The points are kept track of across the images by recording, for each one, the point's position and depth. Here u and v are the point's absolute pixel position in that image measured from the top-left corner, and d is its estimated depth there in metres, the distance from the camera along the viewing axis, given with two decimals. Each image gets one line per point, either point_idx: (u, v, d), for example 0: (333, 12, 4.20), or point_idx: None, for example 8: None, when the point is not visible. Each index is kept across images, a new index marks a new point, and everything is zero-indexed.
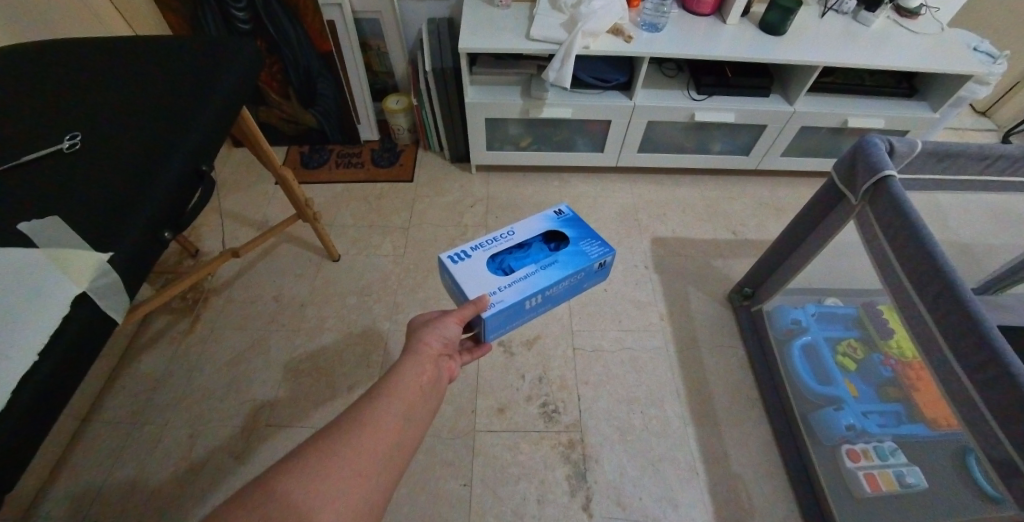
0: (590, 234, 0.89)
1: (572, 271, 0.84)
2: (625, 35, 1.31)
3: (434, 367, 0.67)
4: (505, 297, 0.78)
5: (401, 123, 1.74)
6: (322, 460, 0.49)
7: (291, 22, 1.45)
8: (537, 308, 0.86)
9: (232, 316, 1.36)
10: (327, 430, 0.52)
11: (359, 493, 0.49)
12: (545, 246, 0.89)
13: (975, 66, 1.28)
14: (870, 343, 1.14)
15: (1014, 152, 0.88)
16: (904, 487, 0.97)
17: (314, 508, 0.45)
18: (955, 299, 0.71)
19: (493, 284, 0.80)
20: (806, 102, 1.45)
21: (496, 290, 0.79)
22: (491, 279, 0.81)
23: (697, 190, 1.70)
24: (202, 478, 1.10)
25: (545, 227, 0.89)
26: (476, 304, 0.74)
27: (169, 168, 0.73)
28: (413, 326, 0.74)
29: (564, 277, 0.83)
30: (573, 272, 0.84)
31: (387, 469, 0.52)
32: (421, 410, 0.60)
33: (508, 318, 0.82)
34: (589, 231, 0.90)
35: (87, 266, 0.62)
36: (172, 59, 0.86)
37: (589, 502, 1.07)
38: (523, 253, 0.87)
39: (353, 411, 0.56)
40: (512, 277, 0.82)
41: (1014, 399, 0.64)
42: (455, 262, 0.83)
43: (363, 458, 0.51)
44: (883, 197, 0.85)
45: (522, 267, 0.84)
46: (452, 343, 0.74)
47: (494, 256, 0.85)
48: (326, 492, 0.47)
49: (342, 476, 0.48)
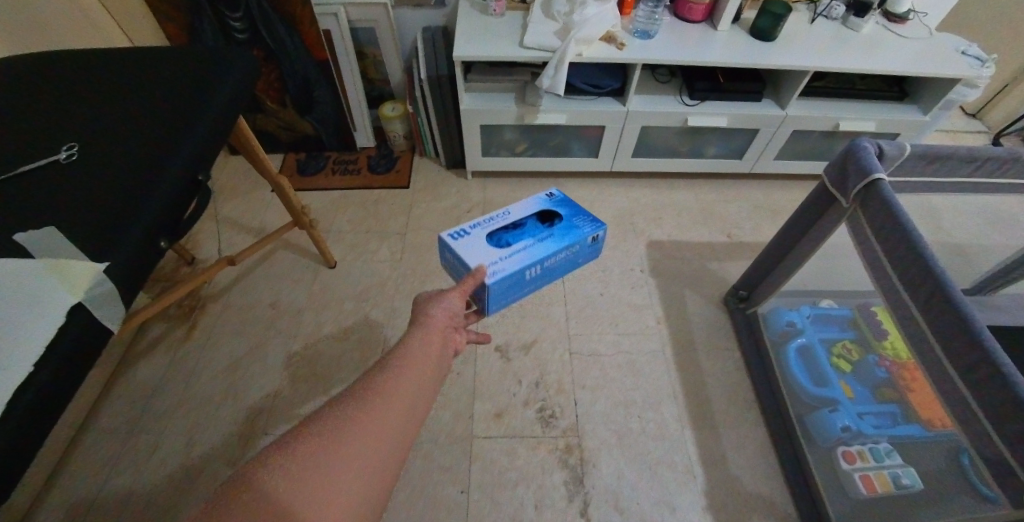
0: (583, 212, 0.90)
1: (567, 245, 0.84)
2: (617, 42, 1.32)
3: (443, 339, 0.66)
4: (502, 268, 0.79)
5: (397, 130, 1.75)
6: (340, 424, 0.47)
7: (288, 32, 1.47)
8: (536, 281, 0.87)
9: (229, 322, 1.36)
10: (340, 397, 0.51)
11: (377, 458, 0.47)
12: (540, 224, 0.88)
13: (964, 70, 1.30)
14: (866, 345, 1.15)
15: (1001, 154, 0.89)
16: (900, 488, 0.97)
17: (334, 473, 0.44)
18: (946, 299, 0.72)
19: (491, 257, 0.81)
20: (797, 106, 1.47)
21: (494, 263, 0.80)
22: (489, 253, 0.82)
23: (692, 194, 1.71)
24: (197, 487, 1.10)
25: (538, 207, 0.89)
26: (475, 274, 0.75)
27: (166, 176, 0.73)
28: (418, 300, 0.73)
29: (559, 250, 0.83)
30: (568, 246, 0.85)
31: (402, 436, 0.51)
32: (432, 379, 0.59)
33: (507, 290, 0.82)
34: (582, 209, 0.90)
35: (84, 277, 0.62)
36: (169, 70, 0.87)
37: (587, 507, 1.07)
38: (519, 228, 0.87)
39: (364, 377, 0.54)
40: (510, 248, 0.83)
41: (1005, 398, 0.64)
42: (456, 241, 0.83)
43: (380, 423, 0.49)
44: (874, 200, 0.86)
45: (518, 242, 0.84)
46: (457, 317, 0.73)
47: (491, 232, 0.85)
48: (345, 456, 0.45)
49: (359, 441, 0.47)
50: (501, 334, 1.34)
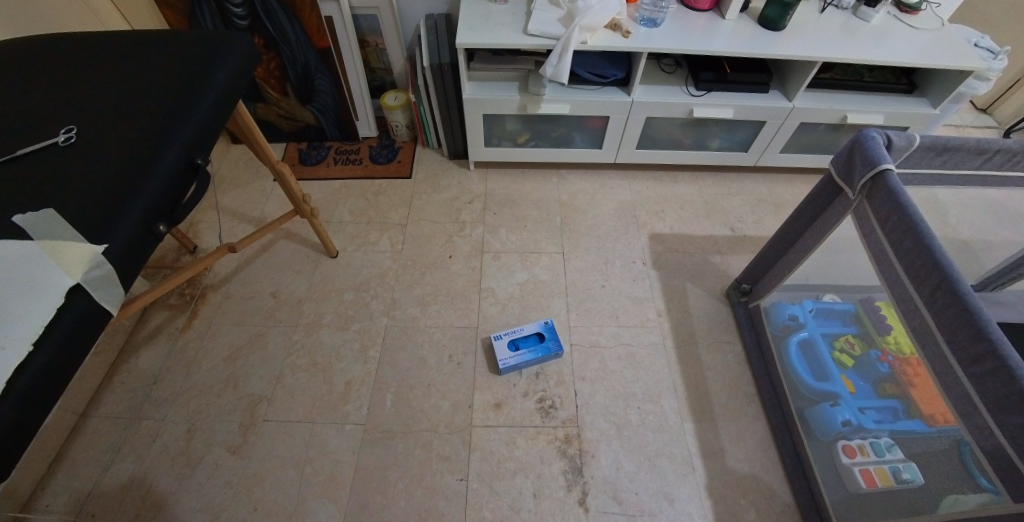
0: (553, 337, 1.28)
1: (542, 357, 1.24)
2: (622, 30, 1.30)
3: None
4: (506, 362, 1.22)
5: (400, 119, 1.73)
6: None
7: (289, 19, 1.45)
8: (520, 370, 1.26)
9: (231, 310, 1.36)
10: None
11: None
12: (531, 337, 1.29)
13: (977, 62, 1.27)
14: (868, 339, 1.08)
15: (1012, 146, 0.87)
16: (899, 483, 0.92)
17: None
18: (952, 292, 0.71)
19: (502, 355, 1.24)
20: (805, 98, 1.44)
21: (502, 358, 1.23)
22: (501, 350, 1.25)
23: (696, 188, 1.70)
24: (198, 471, 1.11)
25: (531, 326, 1.30)
26: None
27: (162, 161, 0.72)
28: None
29: (535, 358, 1.23)
30: (542, 358, 1.24)
31: None
32: None
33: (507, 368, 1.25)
34: (554, 335, 1.28)
35: (81, 258, 0.62)
36: (166, 55, 0.86)
37: (585, 497, 1.07)
38: (536, 340, 1.28)
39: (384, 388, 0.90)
40: (516, 351, 1.25)
41: (1012, 391, 0.63)
42: (492, 340, 1.27)
43: None
44: (881, 191, 0.84)
45: (517, 345, 1.27)
46: None
47: (515, 339, 1.28)
48: None
49: None
50: (501, 325, 1.34)
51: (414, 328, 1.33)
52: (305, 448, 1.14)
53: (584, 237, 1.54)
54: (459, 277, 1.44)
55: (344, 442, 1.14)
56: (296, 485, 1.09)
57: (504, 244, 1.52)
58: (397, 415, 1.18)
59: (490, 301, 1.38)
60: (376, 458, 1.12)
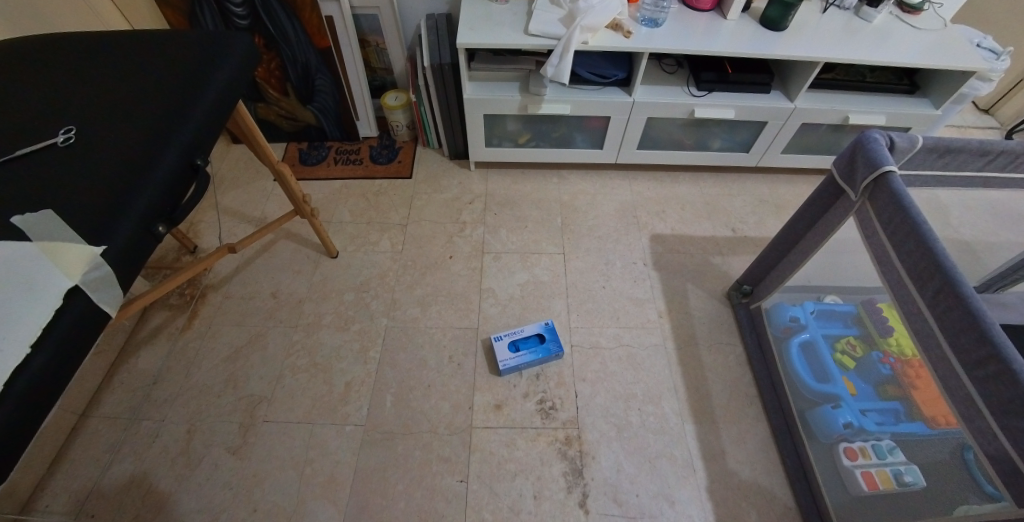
0: (553, 338, 1.27)
1: (542, 358, 1.23)
2: (624, 30, 1.30)
3: None
4: (507, 363, 1.22)
5: (400, 119, 1.73)
6: None
7: (289, 19, 1.45)
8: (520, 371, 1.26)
9: (231, 310, 1.36)
10: None
11: None
12: (531, 338, 1.28)
13: (980, 62, 1.27)
14: (870, 342, 1.09)
15: (1014, 148, 0.87)
16: (901, 486, 0.92)
17: None
18: (955, 295, 0.70)
19: (502, 356, 1.23)
20: (807, 98, 1.44)
21: (503, 359, 1.23)
22: (501, 352, 1.24)
23: (697, 188, 1.69)
24: (197, 472, 1.11)
25: (531, 327, 1.30)
26: None
27: (162, 162, 0.72)
28: None
29: (535, 359, 1.23)
30: (542, 359, 1.24)
31: None
32: None
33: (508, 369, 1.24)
34: (554, 335, 1.28)
35: (80, 259, 0.62)
36: (165, 55, 0.85)
37: (585, 499, 1.07)
38: (536, 341, 1.28)
39: None
40: (516, 352, 1.25)
41: (1015, 394, 0.63)
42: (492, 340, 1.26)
43: None
44: (883, 193, 0.84)
45: (518, 346, 1.26)
46: None
47: (516, 340, 1.27)
48: None
49: None
50: (502, 326, 1.33)
51: (415, 329, 1.33)
52: (305, 449, 1.13)
53: (585, 237, 1.54)
54: (459, 277, 1.44)
55: (344, 443, 1.14)
56: (296, 486, 1.09)
57: (505, 244, 1.52)
58: (397, 416, 1.18)
59: (490, 302, 1.38)
60: (376, 460, 1.12)
